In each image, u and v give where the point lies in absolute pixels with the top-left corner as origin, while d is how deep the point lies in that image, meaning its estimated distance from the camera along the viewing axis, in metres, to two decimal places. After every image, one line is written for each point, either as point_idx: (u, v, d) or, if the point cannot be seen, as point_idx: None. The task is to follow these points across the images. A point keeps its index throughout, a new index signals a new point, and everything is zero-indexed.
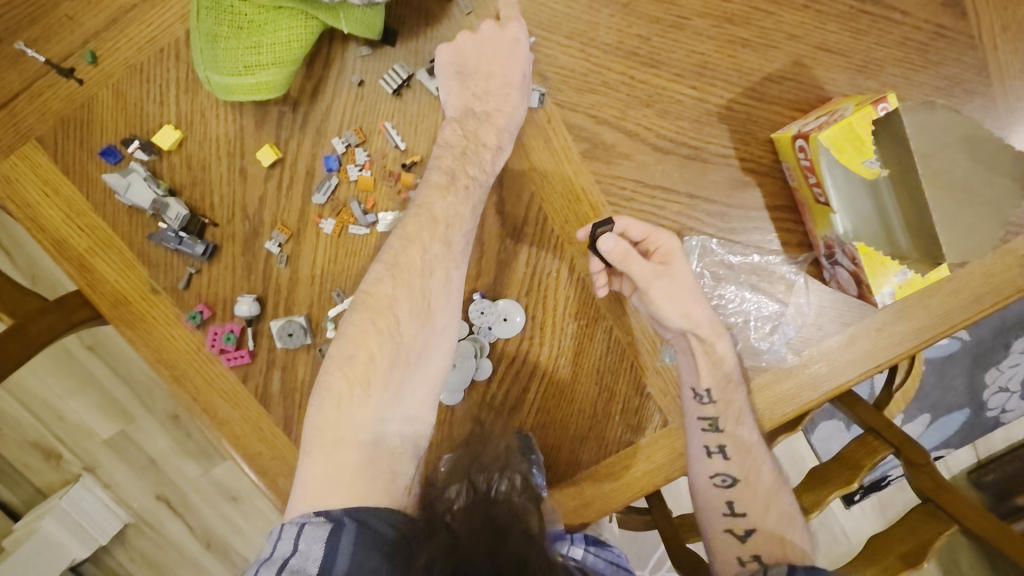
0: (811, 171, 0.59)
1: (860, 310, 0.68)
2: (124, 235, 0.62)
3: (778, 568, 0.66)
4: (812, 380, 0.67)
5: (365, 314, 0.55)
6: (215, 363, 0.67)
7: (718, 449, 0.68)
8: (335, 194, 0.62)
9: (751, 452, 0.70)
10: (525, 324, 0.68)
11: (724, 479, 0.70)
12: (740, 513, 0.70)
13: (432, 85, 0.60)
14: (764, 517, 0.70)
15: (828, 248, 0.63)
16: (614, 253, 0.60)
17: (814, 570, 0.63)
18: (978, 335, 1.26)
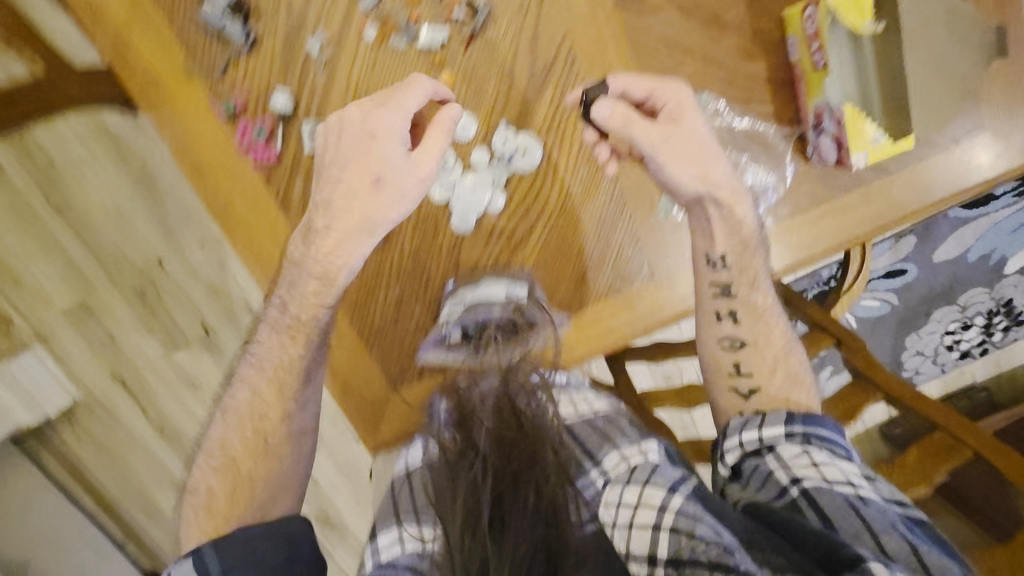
0: (816, 36, 0.66)
1: (830, 194, 0.80)
2: (169, 11, 0.64)
3: (779, 413, 0.72)
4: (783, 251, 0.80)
5: (358, 163, 0.62)
6: (239, 160, 0.69)
7: (727, 313, 0.77)
8: (382, 3, 0.66)
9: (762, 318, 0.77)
10: (541, 163, 0.74)
11: (731, 341, 0.77)
12: (745, 373, 0.77)
13: None
14: (769, 377, 0.76)
15: (817, 117, 0.71)
16: (611, 116, 0.67)
17: (812, 419, 0.71)
18: (906, 301, 1.46)
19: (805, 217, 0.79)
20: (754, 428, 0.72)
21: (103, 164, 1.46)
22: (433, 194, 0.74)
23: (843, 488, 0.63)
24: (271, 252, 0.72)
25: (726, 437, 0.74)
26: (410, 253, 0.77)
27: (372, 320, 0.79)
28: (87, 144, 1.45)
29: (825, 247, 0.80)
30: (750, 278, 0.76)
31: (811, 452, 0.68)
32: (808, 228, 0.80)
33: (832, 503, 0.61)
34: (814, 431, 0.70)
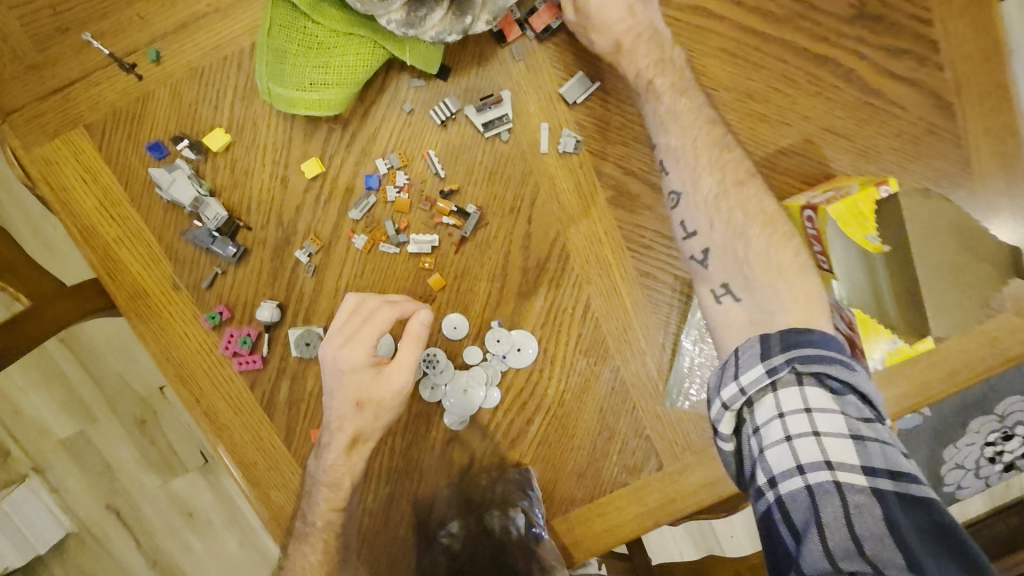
0: (817, 240, 0.62)
1: None
2: (157, 230, 0.63)
3: (749, 346, 0.54)
4: None
5: (346, 392, 0.64)
6: (224, 367, 0.67)
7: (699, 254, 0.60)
8: (371, 211, 0.64)
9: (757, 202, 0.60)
10: (537, 356, 0.70)
11: (719, 301, 0.59)
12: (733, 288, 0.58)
13: (478, 121, 0.63)
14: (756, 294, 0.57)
15: None
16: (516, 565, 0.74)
17: (794, 339, 0.52)
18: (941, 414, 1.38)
19: None
20: (730, 377, 0.53)
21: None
22: (423, 394, 0.70)
23: (817, 477, 0.48)
24: (255, 452, 0.70)
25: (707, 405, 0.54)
26: (398, 452, 0.72)
27: (356, 519, 0.72)
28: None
29: None
30: (730, 216, 0.60)
31: (808, 399, 0.50)
32: None
33: (800, 513, 0.48)
34: (799, 353, 0.51)
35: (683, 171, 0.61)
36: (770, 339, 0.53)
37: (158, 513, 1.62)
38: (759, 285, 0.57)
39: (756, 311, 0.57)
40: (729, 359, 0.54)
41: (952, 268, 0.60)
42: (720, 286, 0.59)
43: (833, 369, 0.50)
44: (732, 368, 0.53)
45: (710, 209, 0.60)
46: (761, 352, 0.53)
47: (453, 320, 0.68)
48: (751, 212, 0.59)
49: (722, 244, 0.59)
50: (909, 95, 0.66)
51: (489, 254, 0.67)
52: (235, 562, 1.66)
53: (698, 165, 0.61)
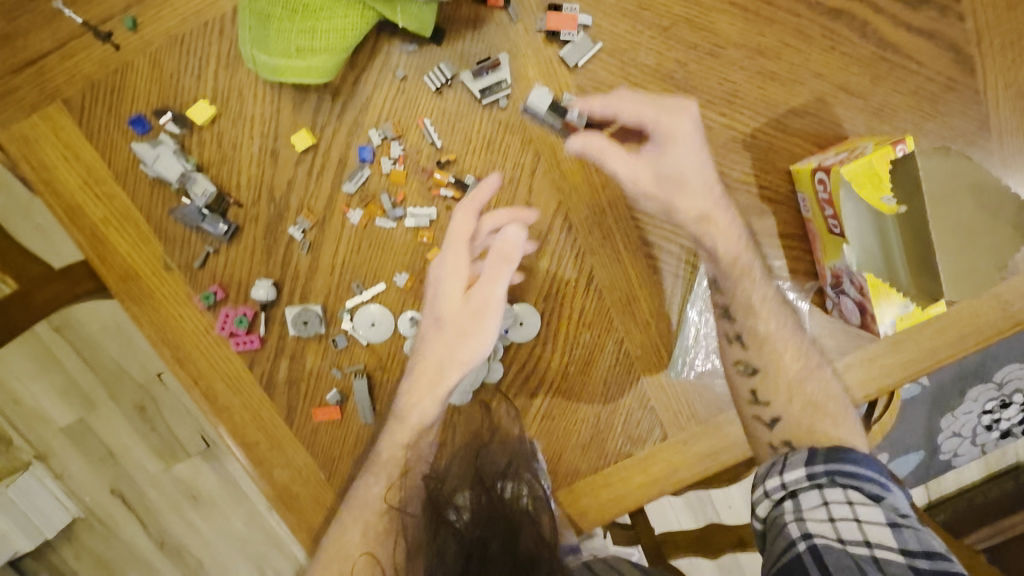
0: (829, 203, 0.60)
1: (855, 341, 0.72)
2: (144, 208, 0.61)
3: (798, 453, 0.63)
4: None
5: (418, 368, 0.62)
6: (221, 347, 0.66)
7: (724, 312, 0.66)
8: (366, 184, 0.62)
9: (793, 384, 0.66)
10: (539, 329, 0.69)
11: (741, 366, 0.66)
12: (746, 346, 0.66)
13: (475, 87, 0.60)
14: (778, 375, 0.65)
15: (835, 278, 0.65)
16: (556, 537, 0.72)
17: (837, 455, 0.61)
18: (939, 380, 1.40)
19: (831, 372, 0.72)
20: (775, 472, 0.63)
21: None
22: None
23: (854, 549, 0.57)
24: (256, 431, 0.69)
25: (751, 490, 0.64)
26: None
27: None
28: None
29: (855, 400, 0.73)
30: (783, 376, 0.65)
31: (840, 502, 0.59)
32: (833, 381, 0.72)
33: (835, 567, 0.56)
34: (838, 467, 0.60)
35: (740, 298, 0.64)
36: (816, 455, 0.62)
37: (164, 496, 1.62)
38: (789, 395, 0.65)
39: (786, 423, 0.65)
40: (778, 458, 0.64)
41: (967, 233, 0.59)
42: (768, 410, 0.66)
43: (870, 483, 0.59)
44: (780, 465, 0.63)
45: (761, 306, 0.65)
46: (806, 459, 0.62)
47: None
48: (798, 360, 0.66)
49: (772, 367, 0.66)
50: (926, 48, 0.64)
51: None
52: (244, 541, 1.67)
53: (746, 287, 0.64)
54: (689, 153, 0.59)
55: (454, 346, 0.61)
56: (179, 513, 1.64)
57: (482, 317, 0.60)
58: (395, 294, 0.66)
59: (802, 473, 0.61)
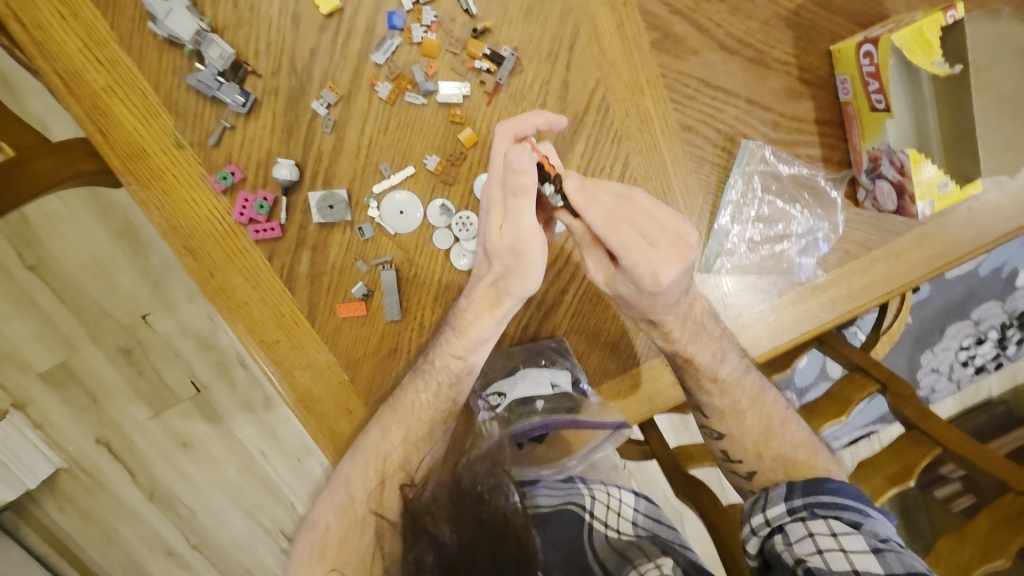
0: (874, 76, 0.60)
1: (883, 236, 0.72)
2: (152, 76, 0.56)
3: (778, 488, 0.65)
4: (835, 301, 0.71)
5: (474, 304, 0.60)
6: (238, 237, 0.62)
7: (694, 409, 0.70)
8: (396, 55, 0.58)
9: (764, 421, 0.70)
10: None
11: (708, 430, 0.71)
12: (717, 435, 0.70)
13: None
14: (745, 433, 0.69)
15: (873, 162, 0.65)
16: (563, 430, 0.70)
17: (813, 488, 0.63)
18: (921, 318, 1.47)
19: (858, 265, 0.71)
20: (759, 509, 0.64)
21: (85, 217, 1.39)
22: (456, 263, 0.66)
23: None
24: (277, 330, 0.65)
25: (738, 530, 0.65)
26: (428, 329, 0.68)
27: (386, 395, 0.70)
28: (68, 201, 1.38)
29: (881, 296, 0.72)
30: (751, 437, 0.69)
31: (819, 532, 0.59)
32: (858, 275, 0.72)
33: None
34: (816, 499, 0.62)
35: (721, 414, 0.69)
36: (794, 491, 0.64)
37: (152, 444, 1.58)
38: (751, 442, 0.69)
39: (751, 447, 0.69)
40: (759, 496, 0.66)
41: (1008, 104, 0.59)
42: (742, 464, 0.70)
43: (849, 513, 0.60)
44: (761, 501, 0.65)
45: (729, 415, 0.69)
46: (785, 494, 0.64)
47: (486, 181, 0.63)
48: (761, 421, 0.70)
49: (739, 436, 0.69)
50: None
51: (524, 105, 0.62)
52: (236, 490, 1.64)
53: (705, 366, 0.67)
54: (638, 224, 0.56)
55: (503, 281, 0.57)
56: (168, 462, 1.60)
57: (521, 253, 0.55)
58: (424, 180, 0.63)
59: (782, 508, 0.63)
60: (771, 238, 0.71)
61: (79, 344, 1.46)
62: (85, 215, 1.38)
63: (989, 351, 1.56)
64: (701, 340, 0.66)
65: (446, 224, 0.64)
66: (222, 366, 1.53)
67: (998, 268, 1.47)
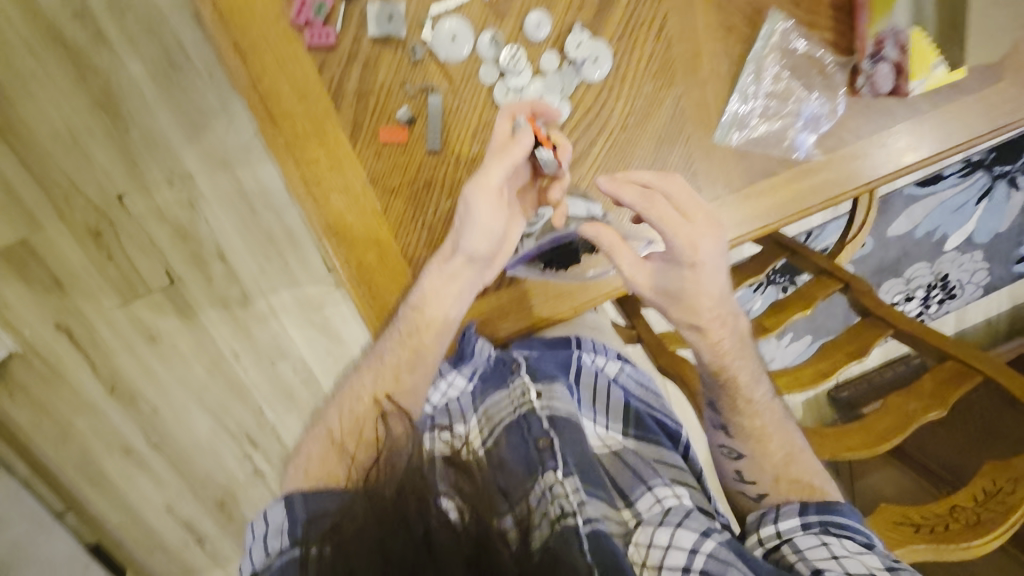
0: None
1: (877, 123, 0.77)
2: None
3: (790, 504, 0.72)
4: (825, 182, 0.78)
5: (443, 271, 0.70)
6: (291, 41, 0.62)
7: (732, 452, 0.78)
8: None
9: (786, 447, 0.77)
10: (608, 74, 0.71)
11: (730, 453, 0.78)
12: (750, 479, 0.77)
13: None
14: (774, 483, 0.75)
15: (876, 46, 0.73)
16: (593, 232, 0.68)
17: (827, 509, 0.70)
18: (863, 267, 1.62)
19: (851, 150, 0.78)
20: (770, 521, 0.73)
21: (59, 83, 1.30)
22: (499, 99, 0.69)
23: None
24: (317, 147, 0.67)
25: (748, 536, 0.74)
26: (463, 165, 0.71)
27: (417, 230, 0.73)
28: (43, 62, 1.28)
29: (868, 183, 0.78)
30: (773, 460, 0.76)
31: (832, 544, 0.67)
32: (851, 161, 0.77)
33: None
34: (830, 519, 0.70)
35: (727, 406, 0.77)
36: (805, 506, 0.71)
37: (117, 336, 1.52)
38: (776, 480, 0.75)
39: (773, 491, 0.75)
40: (770, 509, 0.74)
41: None
42: (754, 486, 0.77)
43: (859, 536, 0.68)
44: (773, 514, 0.73)
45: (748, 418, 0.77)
46: (799, 510, 0.71)
47: (536, 18, 0.66)
48: (784, 445, 0.76)
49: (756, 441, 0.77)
50: None
51: None
52: (204, 390, 1.62)
53: (745, 386, 0.74)
54: (692, 231, 0.63)
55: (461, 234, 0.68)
56: (133, 358, 1.54)
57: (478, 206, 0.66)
58: (479, 9, 0.66)
59: (797, 522, 0.70)
60: (781, 114, 0.77)
61: (44, 219, 1.38)
62: (62, 80, 1.30)
63: (915, 309, 1.75)
64: (742, 361, 0.73)
65: (494, 57, 0.67)
66: (199, 260, 1.49)
67: (931, 233, 1.62)
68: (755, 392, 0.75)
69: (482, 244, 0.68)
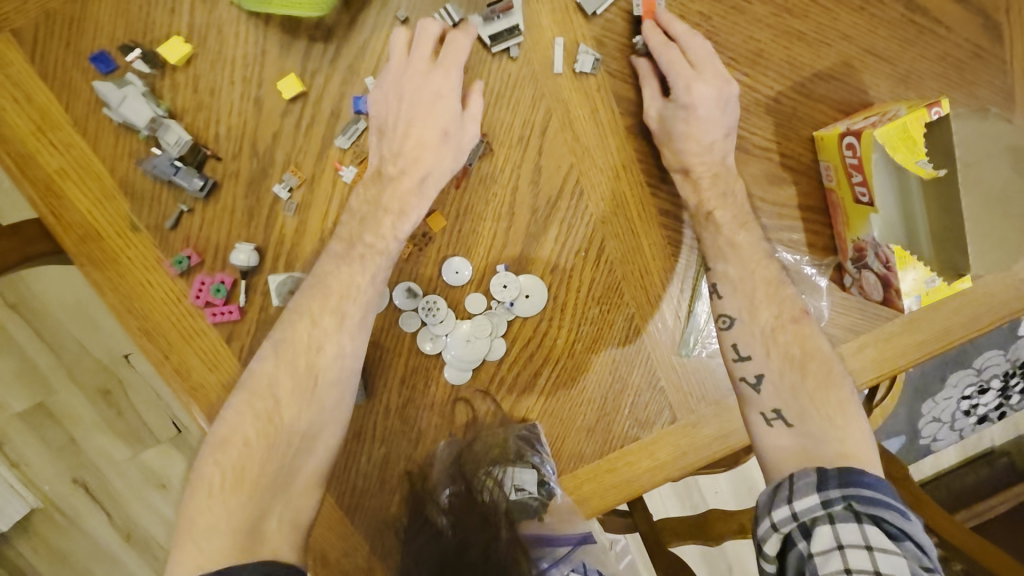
0: (857, 169, 0.58)
1: (870, 319, 0.67)
2: (107, 160, 0.55)
3: (805, 475, 0.52)
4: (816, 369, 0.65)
5: (323, 269, 0.56)
6: (197, 319, 0.59)
7: (757, 382, 0.59)
8: (361, 139, 0.57)
9: (811, 376, 0.58)
10: (546, 304, 0.64)
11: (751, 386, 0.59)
12: (779, 412, 0.58)
13: (484, 32, 0.57)
14: (807, 416, 0.57)
15: (858, 251, 0.62)
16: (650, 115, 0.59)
17: (850, 477, 0.51)
18: None
19: (846, 350, 0.66)
20: (782, 500, 0.52)
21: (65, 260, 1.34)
22: (423, 347, 0.63)
23: None
24: None
25: (756, 525, 0.53)
26: (394, 411, 0.66)
27: (350, 483, 0.66)
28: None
29: (870, 381, 0.67)
30: (803, 372, 0.58)
31: (850, 544, 0.48)
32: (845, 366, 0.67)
33: None
34: (855, 493, 0.50)
35: (739, 300, 0.60)
36: (827, 469, 0.52)
37: (127, 485, 1.40)
38: (810, 412, 0.57)
39: (807, 442, 0.56)
40: (782, 482, 0.54)
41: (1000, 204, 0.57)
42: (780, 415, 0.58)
43: (890, 514, 0.49)
44: (786, 491, 0.52)
45: (767, 340, 0.59)
46: (818, 483, 0.52)
47: (455, 264, 0.61)
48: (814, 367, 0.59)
49: (779, 373, 0.59)
50: (958, 14, 0.62)
51: (496, 189, 0.60)
52: None
53: (765, 296, 0.60)
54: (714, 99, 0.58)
55: (387, 179, 0.56)
56: (140, 517, 1.44)
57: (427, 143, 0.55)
58: None
59: (816, 501, 0.50)
60: None
61: (52, 385, 1.35)
62: None
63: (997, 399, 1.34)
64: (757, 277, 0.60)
65: (413, 307, 0.62)
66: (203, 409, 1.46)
67: None
68: (779, 295, 0.60)
69: (399, 199, 0.56)
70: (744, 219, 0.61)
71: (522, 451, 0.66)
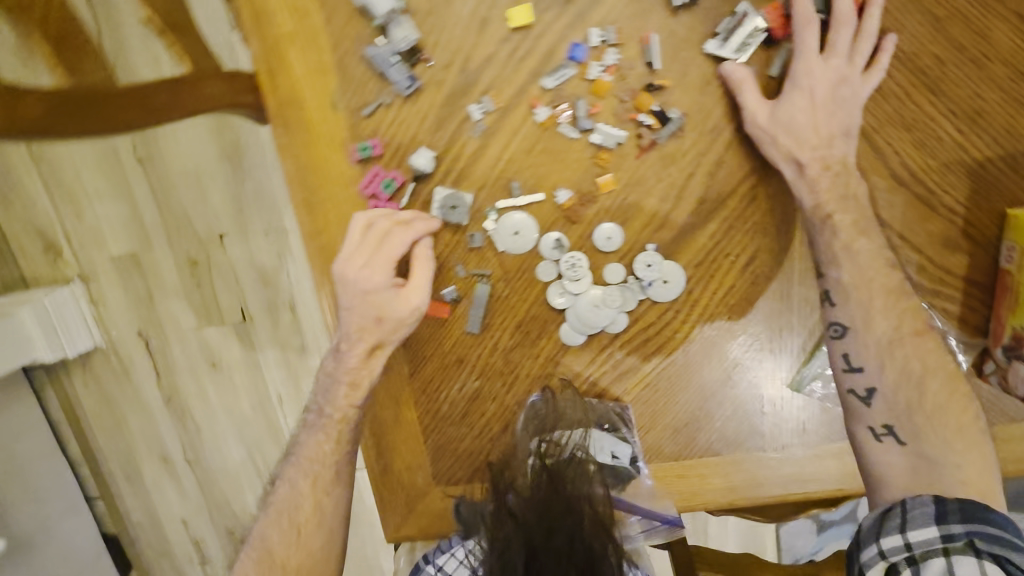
0: None
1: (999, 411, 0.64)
2: (331, 35, 0.58)
3: (921, 502, 0.53)
4: None
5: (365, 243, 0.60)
6: (357, 208, 0.62)
7: (863, 396, 0.59)
8: (565, 84, 0.58)
9: (941, 387, 0.57)
10: (680, 295, 0.64)
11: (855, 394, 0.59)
12: (889, 432, 0.57)
13: (727, 50, 0.56)
14: (922, 432, 0.56)
15: (1015, 341, 0.59)
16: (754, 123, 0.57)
17: (976, 513, 0.51)
18: None
19: None
20: (895, 528, 0.53)
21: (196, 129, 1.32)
22: (552, 299, 0.64)
23: None
24: None
25: (862, 551, 0.54)
26: (501, 350, 0.67)
27: (436, 401, 0.70)
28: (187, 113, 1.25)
29: None
30: (923, 398, 0.57)
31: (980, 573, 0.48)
32: None
33: None
34: (981, 530, 0.50)
35: (853, 310, 0.58)
36: (946, 502, 0.52)
37: (184, 355, 1.41)
38: (921, 430, 0.56)
39: (917, 458, 0.56)
40: (893, 508, 0.54)
41: None
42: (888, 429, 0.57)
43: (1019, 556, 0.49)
44: (897, 519, 0.53)
45: (882, 354, 0.58)
46: (936, 515, 0.52)
47: (608, 230, 0.62)
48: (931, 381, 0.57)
49: (894, 388, 0.57)
50: None
51: (673, 169, 0.60)
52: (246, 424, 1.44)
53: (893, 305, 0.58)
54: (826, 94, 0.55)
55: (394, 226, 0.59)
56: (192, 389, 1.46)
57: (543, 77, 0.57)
58: (549, 210, 0.62)
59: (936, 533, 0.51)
60: None
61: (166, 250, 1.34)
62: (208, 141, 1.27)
63: None
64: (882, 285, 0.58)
65: (555, 260, 0.63)
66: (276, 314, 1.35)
67: None
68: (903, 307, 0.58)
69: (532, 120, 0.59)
70: (866, 228, 0.57)
71: (610, 417, 0.69)
